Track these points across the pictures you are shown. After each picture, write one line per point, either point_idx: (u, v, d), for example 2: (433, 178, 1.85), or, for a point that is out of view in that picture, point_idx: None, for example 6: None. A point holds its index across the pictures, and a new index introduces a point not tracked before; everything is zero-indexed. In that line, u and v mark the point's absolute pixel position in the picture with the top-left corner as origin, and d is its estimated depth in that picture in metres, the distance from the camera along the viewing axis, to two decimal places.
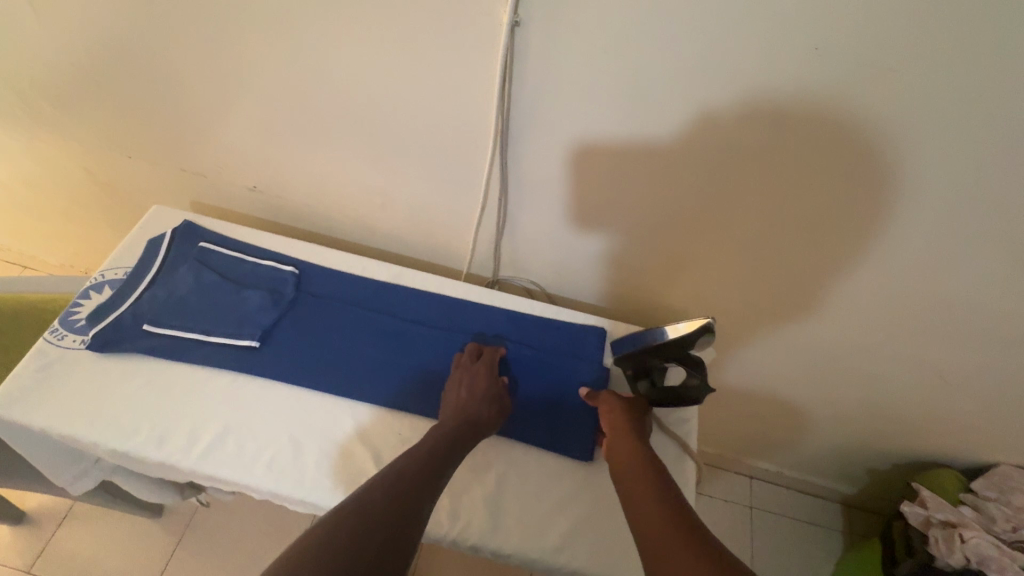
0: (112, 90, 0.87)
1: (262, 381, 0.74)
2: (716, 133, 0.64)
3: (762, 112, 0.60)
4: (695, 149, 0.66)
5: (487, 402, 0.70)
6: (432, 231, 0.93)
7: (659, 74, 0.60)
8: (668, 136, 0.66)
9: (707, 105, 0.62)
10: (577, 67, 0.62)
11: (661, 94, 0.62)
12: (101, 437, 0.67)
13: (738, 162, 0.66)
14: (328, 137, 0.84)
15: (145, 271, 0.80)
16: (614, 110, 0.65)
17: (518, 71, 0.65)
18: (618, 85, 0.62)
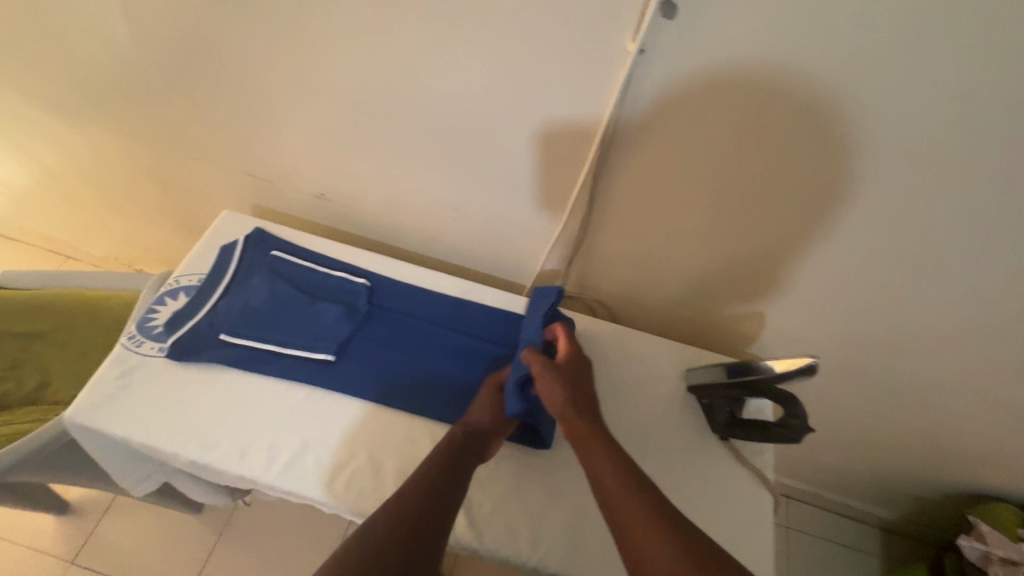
0: (188, 93, 0.87)
1: (338, 397, 0.73)
2: (828, 157, 0.64)
3: (876, 145, 0.61)
4: (797, 176, 0.67)
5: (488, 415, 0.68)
6: (499, 245, 0.92)
7: (774, 104, 0.61)
8: (771, 163, 0.67)
9: (820, 136, 0.63)
10: (693, 95, 0.63)
11: (775, 123, 0.63)
12: (182, 448, 0.67)
13: (837, 191, 0.67)
14: (405, 148, 0.83)
15: (220, 279, 0.80)
16: (718, 137, 0.66)
17: (630, 95, 0.65)
18: (730, 114, 0.63)
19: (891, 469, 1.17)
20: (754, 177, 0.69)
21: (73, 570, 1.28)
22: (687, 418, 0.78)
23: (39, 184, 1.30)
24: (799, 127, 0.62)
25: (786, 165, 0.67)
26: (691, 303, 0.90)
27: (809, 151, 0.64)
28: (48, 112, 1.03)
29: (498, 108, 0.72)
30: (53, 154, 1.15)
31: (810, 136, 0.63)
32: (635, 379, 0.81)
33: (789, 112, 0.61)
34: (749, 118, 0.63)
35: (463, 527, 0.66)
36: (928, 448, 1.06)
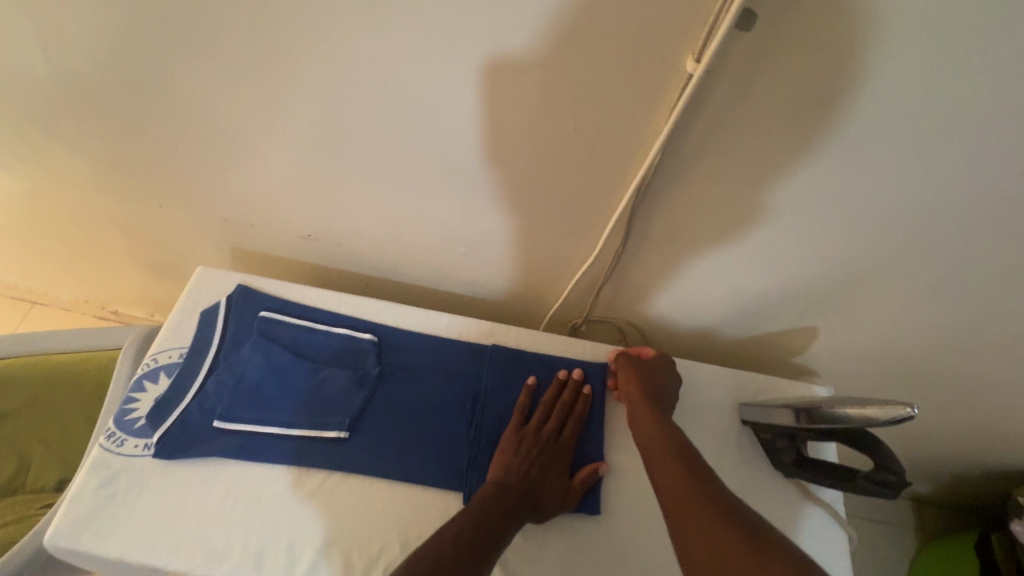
0: (143, 136, 0.75)
1: (360, 478, 0.65)
2: (911, 175, 0.54)
3: (984, 159, 0.51)
4: (879, 195, 0.57)
5: (546, 464, 0.63)
6: (518, 273, 0.83)
7: (863, 122, 0.50)
8: (849, 183, 0.57)
9: (920, 153, 0.52)
10: (763, 115, 0.52)
11: (862, 141, 0.52)
12: (188, 563, 0.58)
13: (927, 207, 0.57)
14: (404, 181, 0.72)
15: (204, 355, 0.69)
16: (786, 156, 0.56)
17: (682, 118, 0.53)
18: (806, 134, 0.53)
19: (933, 453, 1.13)
20: (825, 199, 0.59)
21: None
22: (747, 454, 0.71)
23: None
24: (893, 145, 0.52)
25: (868, 185, 0.56)
26: (736, 322, 0.81)
27: (901, 169, 0.54)
28: None
29: (515, 134, 0.62)
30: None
31: (905, 153, 0.52)
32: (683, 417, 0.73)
33: (884, 129, 0.50)
34: (831, 137, 0.52)
35: None
36: (975, 435, 1.01)
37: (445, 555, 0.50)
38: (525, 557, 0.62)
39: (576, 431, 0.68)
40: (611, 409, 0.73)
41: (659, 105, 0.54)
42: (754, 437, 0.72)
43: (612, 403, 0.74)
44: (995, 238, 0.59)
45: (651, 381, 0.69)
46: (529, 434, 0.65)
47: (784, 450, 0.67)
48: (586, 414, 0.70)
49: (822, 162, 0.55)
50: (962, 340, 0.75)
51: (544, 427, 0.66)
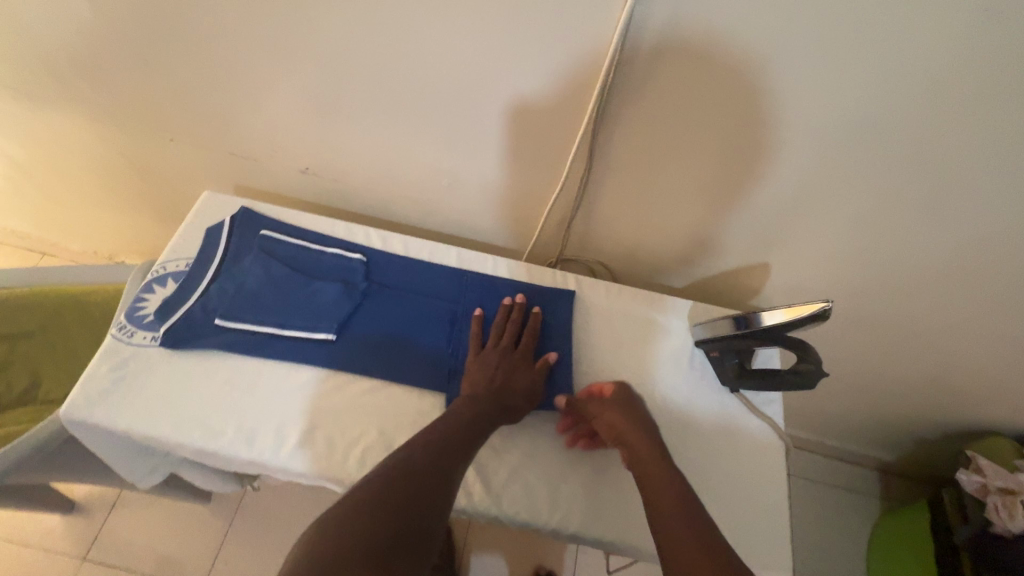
0: (154, 71, 0.82)
1: (344, 375, 0.72)
2: (836, 104, 0.61)
3: (898, 88, 0.57)
4: (813, 126, 0.64)
5: (506, 375, 0.70)
6: (497, 210, 0.89)
7: (789, 52, 0.57)
8: (785, 113, 0.63)
9: (843, 81, 0.58)
10: (702, 41, 0.58)
11: (792, 70, 0.59)
12: (188, 437, 0.65)
13: (855, 137, 0.63)
14: (391, 117, 0.79)
15: (208, 264, 0.77)
16: (728, 88, 0.62)
17: (632, 45, 0.60)
18: (742, 64, 0.59)
19: (891, 412, 1.19)
20: (765, 130, 0.66)
21: (87, 566, 1.28)
22: (698, 373, 0.78)
23: (7, 178, 1.24)
24: (818, 74, 0.58)
25: (802, 115, 0.63)
26: (700, 259, 0.88)
27: (827, 100, 0.60)
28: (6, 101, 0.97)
29: (488, 68, 0.68)
30: (18, 145, 1.09)
31: (829, 82, 0.59)
32: (642, 338, 0.80)
33: (808, 57, 0.57)
34: (765, 67, 0.59)
35: (482, 495, 0.66)
36: (927, 389, 1.08)
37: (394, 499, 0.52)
38: (489, 448, 0.69)
39: (530, 342, 0.74)
40: (576, 330, 0.80)
41: (611, 37, 0.60)
42: (704, 358, 0.79)
43: (578, 326, 0.81)
44: (918, 170, 0.65)
45: (625, 403, 0.70)
46: (488, 354, 0.72)
47: (727, 364, 0.74)
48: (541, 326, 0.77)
49: (759, 93, 0.62)
50: (903, 280, 0.82)
51: (500, 343, 0.73)
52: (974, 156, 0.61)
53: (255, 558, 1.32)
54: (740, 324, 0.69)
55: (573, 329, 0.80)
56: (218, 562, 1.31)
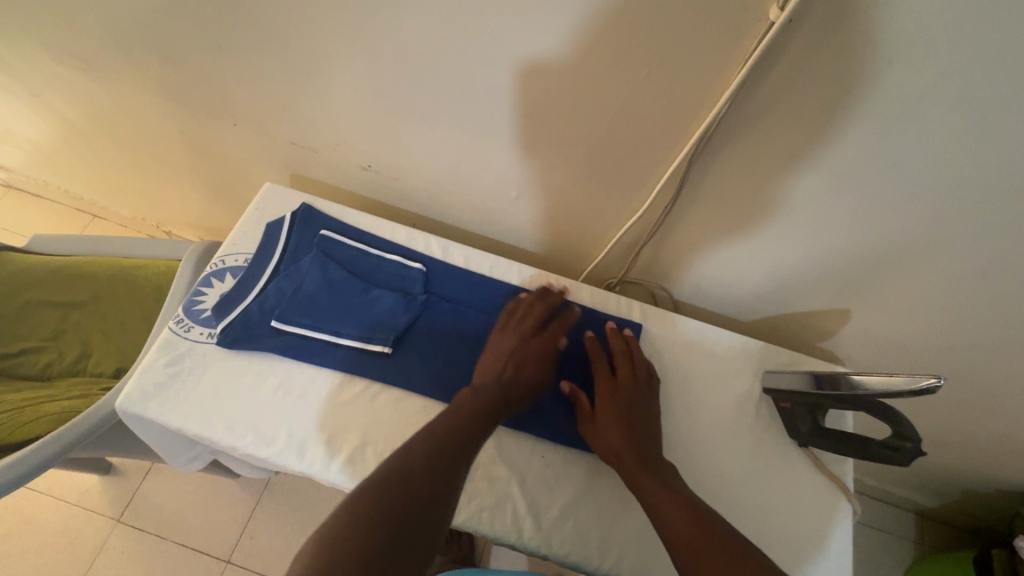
0: (229, 58, 0.79)
1: (398, 391, 0.69)
2: (974, 165, 0.54)
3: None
4: (941, 183, 0.57)
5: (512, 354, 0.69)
6: (564, 224, 0.85)
7: (936, 102, 0.50)
8: (909, 166, 0.57)
9: (992, 141, 0.51)
10: (834, 80, 0.52)
11: (934, 122, 0.52)
12: (238, 441, 0.64)
13: (991, 200, 0.56)
14: (467, 125, 0.75)
15: (266, 262, 0.75)
16: (850, 133, 0.56)
17: (753, 78, 0.55)
18: (874, 108, 0.53)
19: (948, 464, 1.13)
20: (881, 179, 0.60)
21: (121, 527, 1.32)
22: (764, 422, 0.74)
23: (68, 141, 1.25)
24: (966, 128, 0.51)
25: (931, 171, 0.56)
26: (775, 295, 0.83)
27: (967, 156, 0.54)
28: (76, 69, 0.96)
29: (581, 83, 0.63)
30: (81, 112, 1.09)
31: (977, 139, 0.52)
32: (707, 378, 0.76)
33: (961, 109, 0.50)
34: (900, 118, 0.53)
35: (532, 532, 0.64)
36: (994, 449, 1.01)
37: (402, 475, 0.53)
38: (542, 482, 0.67)
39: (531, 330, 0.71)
40: None
41: (735, 65, 0.54)
42: (773, 407, 0.74)
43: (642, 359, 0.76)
44: None
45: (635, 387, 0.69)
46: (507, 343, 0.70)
47: (801, 422, 0.69)
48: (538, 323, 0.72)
49: (888, 141, 0.55)
50: (1005, 349, 0.74)
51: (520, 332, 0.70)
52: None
53: (279, 536, 1.34)
54: (817, 381, 0.65)
55: None
56: (244, 536, 1.33)
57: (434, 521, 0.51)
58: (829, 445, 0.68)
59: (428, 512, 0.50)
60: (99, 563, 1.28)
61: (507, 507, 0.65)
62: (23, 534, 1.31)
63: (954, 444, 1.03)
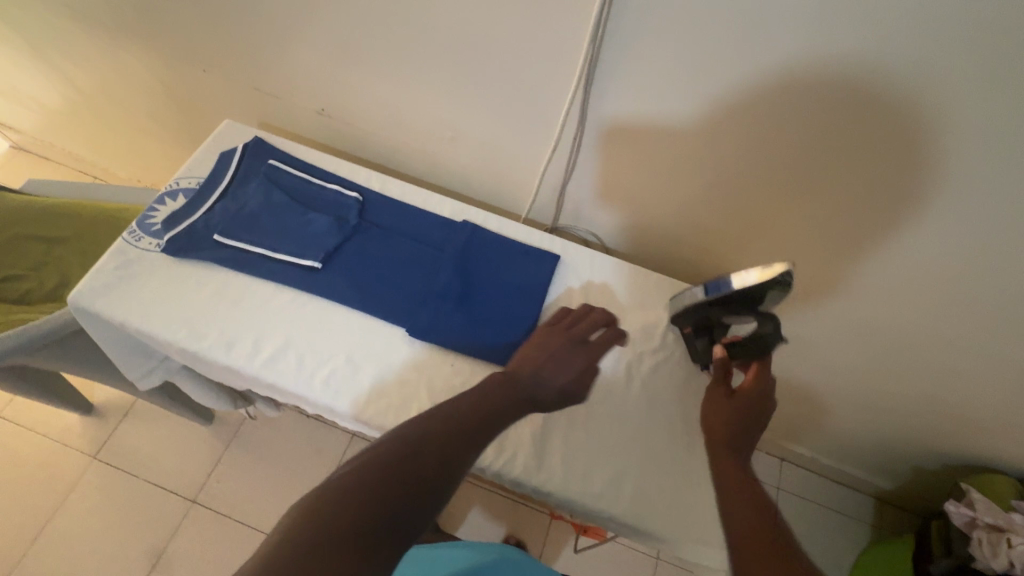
0: (192, 3, 0.88)
1: (323, 300, 0.75)
2: (823, 79, 0.59)
3: (893, 64, 0.55)
4: (800, 102, 0.62)
5: (565, 354, 0.67)
6: (497, 167, 0.91)
7: (781, 14, 0.56)
8: (770, 85, 0.62)
9: (836, 51, 0.57)
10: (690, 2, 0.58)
11: (784, 34, 0.57)
12: (172, 336, 0.71)
13: (853, 116, 0.61)
14: (400, 64, 0.82)
15: (216, 184, 0.81)
16: (717, 55, 0.62)
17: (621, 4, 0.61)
18: (727, 27, 0.59)
19: (890, 434, 1.13)
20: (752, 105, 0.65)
21: (96, 464, 1.40)
22: (668, 350, 0.78)
23: (66, 100, 1.35)
24: (806, 43, 0.57)
25: (791, 90, 0.62)
26: (694, 236, 0.87)
27: (813, 72, 0.59)
28: (68, 22, 1.05)
29: (486, 18, 0.69)
30: (75, 67, 1.19)
31: (823, 50, 0.57)
32: (618, 308, 0.80)
33: (801, 19, 0.55)
34: (754, 34, 0.59)
35: None
36: (928, 414, 1.01)
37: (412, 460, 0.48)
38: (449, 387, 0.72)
39: (584, 330, 0.70)
40: (554, 292, 0.81)
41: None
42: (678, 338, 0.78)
43: (558, 288, 0.81)
44: (923, 162, 0.61)
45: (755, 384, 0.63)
46: (559, 334, 0.69)
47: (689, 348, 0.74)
48: (574, 318, 0.72)
49: (745, 58, 0.61)
50: (906, 288, 0.77)
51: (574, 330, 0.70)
52: (994, 147, 0.56)
53: (244, 480, 1.40)
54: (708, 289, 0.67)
55: (554, 292, 0.81)
56: (211, 478, 1.40)
57: (439, 498, 0.47)
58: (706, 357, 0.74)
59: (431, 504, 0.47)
60: (74, 495, 1.36)
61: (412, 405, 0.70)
62: (6, 466, 1.39)
63: (888, 408, 1.04)
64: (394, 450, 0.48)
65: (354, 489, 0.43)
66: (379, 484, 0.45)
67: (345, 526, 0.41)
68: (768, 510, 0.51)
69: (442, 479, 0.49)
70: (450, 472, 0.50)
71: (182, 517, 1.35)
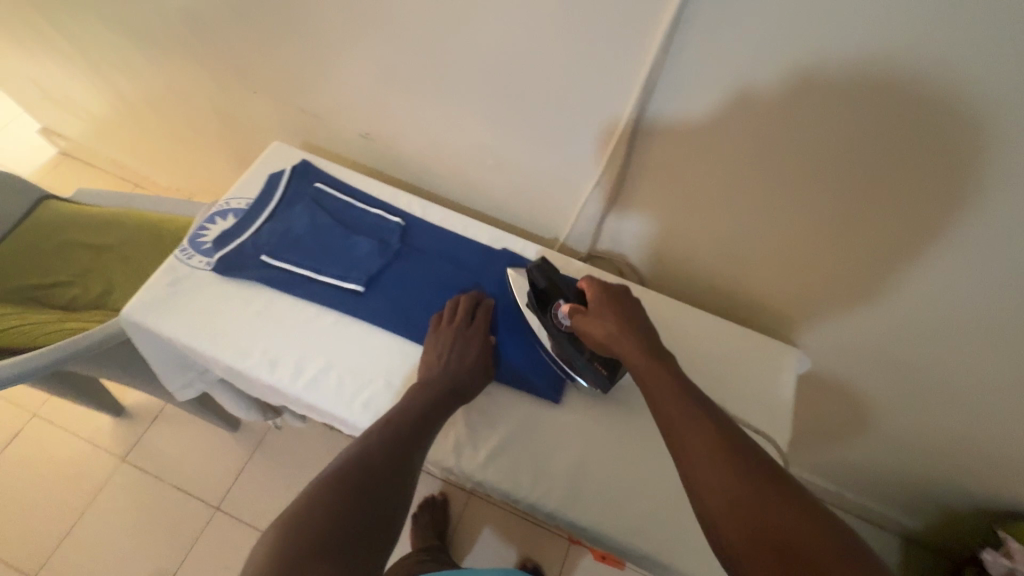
0: (249, 29, 0.91)
1: (365, 324, 0.77)
2: (876, 140, 0.58)
3: (957, 128, 0.53)
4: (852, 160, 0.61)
5: (458, 351, 0.72)
6: (536, 195, 0.92)
7: (836, 73, 0.55)
8: (822, 142, 0.61)
9: (892, 114, 0.55)
10: (748, 56, 0.58)
11: (840, 94, 0.56)
12: (218, 354, 0.73)
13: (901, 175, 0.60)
14: (446, 94, 0.83)
15: (265, 205, 0.84)
16: (768, 109, 0.61)
17: (675, 54, 0.61)
18: (783, 83, 0.58)
19: (924, 476, 1.10)
20: (802, 160, 0.64)
21: (124, 467, 1.43)
22: None
23: (117, 111, 1.40)
24: (863, 105, 0.56)
25: (844, 147, 0.61)
26: (731, 275, 0.85)
27: (868, 134, 0.58)
28: (126, 42, 1.10)
29: (535, 58, 0.70)
30: (128, 82, 1.24)
31: (879, 110, 0.56)
32: None
33: (859, 78, 0.54)
34: (810, 90, 0.57)
35: (470, 459, 0.69)
36: (966, 459, 0.98)
37: (352, 483, 0.55)
38: (485, 416, 0.72)
39: (483, 321, 0.75)
40: None
41: (655, 35, 0.60)
42: None
43: None
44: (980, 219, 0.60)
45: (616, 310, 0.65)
46: (445, 329, 0.74)
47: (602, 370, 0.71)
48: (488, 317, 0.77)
49: (797, 113, 0.60)
50: (953, 335, 0.75)
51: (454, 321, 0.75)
52: None
53: (266, 490, 1.41)
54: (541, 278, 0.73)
55: None
56: (235, 485, 1.42)
57: (389, 505, 0.56)
58: (606, 365, 0.70)
59: (383, 514, 0.55)
60: (102, 496, 1.39)
61: (449, 433, 0.70)
62: (39, 463, 1.43)
63: (924, 450, 1.01)
64: (331, 479, 0.55)
65: (311, 518, 0.51)
66: (329, 509, 0.52)
67: (299, 551, 0.48)
68: (718, 436, 0.51)
69: (388, 489, 0.57)
70: (391, 481, 0.57)
71: (204, 524, 1.37)
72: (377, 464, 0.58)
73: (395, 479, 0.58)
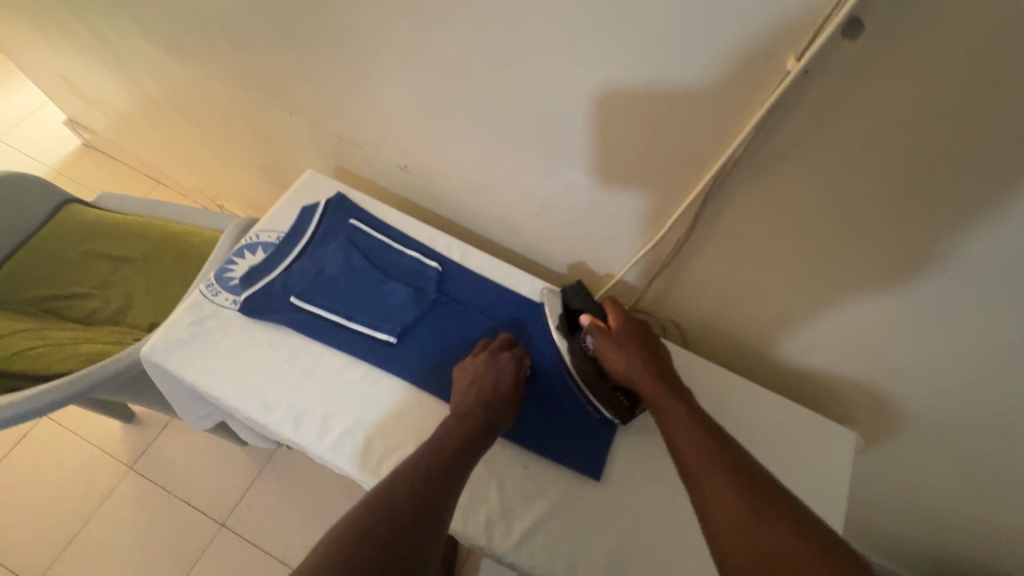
0: (294, 55, 0.87)
1: (398, 379, 0.72)
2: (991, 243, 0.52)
3: None
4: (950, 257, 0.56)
5: (493, 381, 0.68)
6: (581, 246, 0.87)
7: (951, 169, 0.49)
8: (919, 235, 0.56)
9: (1015, 219, 0.49)
10: (852, 140, 0.52)
11: (955, 187, 0.50)
12: (242, 403, 0.69)
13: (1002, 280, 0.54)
14: (498, 139, 0.79)
15: (297, 241, 0.79)
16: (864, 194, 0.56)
17: (768, 129, 0.56)
18: (887, 171, 0.53)
19: None
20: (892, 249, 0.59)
21: (131, 475, 1.40)
22: None
23: (146, 114, 1.37)
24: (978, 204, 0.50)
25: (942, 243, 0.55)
26: (785, 347, 0.80)
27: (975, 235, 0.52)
28: (162, 49, 1.06)
29: (604, 114, 0.66)
30: (162, 89, 1.20)
31: (992, 213, 0.50)
32: None
33: (978, 176, 0.49)
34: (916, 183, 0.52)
35: (502, 538, 0.65)
36: None
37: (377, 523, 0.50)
38: (521, 491, 0.68)
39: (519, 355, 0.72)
40: None
41: (749, 111, 0.56)
42: None
43: None
44: None
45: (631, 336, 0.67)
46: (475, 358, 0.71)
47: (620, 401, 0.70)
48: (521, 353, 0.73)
49: (896, 203, 0.55)
50: None
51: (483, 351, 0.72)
52: None
53: (272, 511, 1.38)
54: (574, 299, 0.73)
55: None
56: (241, 503, 1.38)
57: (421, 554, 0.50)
58: (626, 395, 0.70)
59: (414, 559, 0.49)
60: (108, 504, 1.36)
61: (481, 508, 0.66)
62: (47, 466, 1.40)
63: None
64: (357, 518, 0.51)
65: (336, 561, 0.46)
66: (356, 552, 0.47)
67: None
68: (722, 456, 0.50)
69: (421, 531, 0.51)
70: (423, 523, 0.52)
71: (208, 541, 1.33)
72: (408, 503, 0.53)
73: (427, 519, 0.52)
